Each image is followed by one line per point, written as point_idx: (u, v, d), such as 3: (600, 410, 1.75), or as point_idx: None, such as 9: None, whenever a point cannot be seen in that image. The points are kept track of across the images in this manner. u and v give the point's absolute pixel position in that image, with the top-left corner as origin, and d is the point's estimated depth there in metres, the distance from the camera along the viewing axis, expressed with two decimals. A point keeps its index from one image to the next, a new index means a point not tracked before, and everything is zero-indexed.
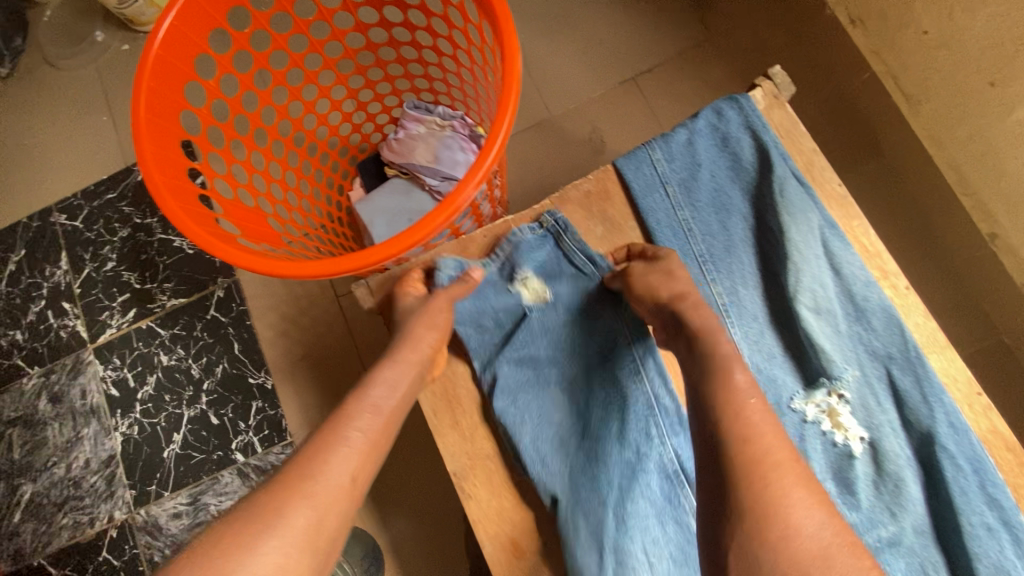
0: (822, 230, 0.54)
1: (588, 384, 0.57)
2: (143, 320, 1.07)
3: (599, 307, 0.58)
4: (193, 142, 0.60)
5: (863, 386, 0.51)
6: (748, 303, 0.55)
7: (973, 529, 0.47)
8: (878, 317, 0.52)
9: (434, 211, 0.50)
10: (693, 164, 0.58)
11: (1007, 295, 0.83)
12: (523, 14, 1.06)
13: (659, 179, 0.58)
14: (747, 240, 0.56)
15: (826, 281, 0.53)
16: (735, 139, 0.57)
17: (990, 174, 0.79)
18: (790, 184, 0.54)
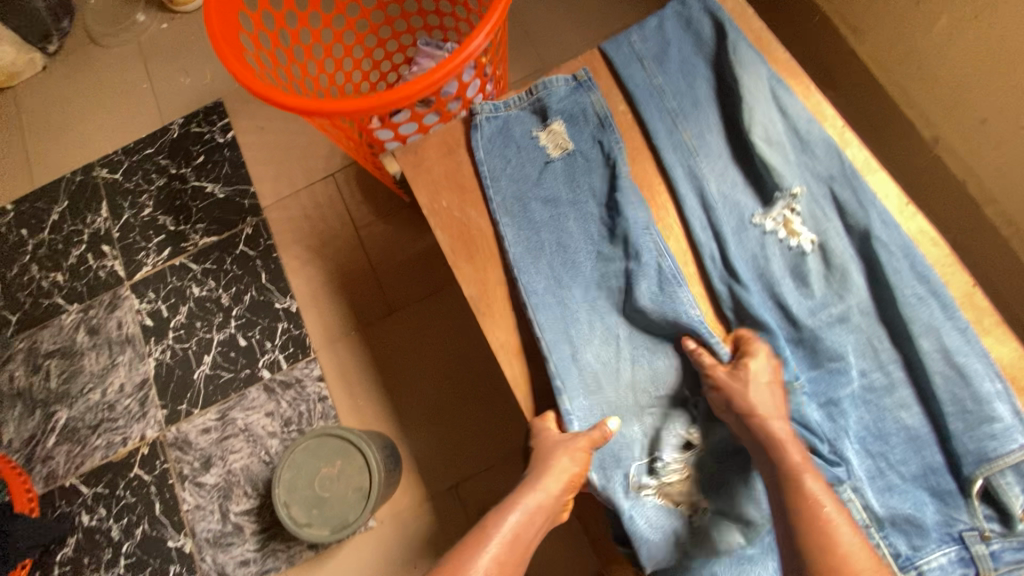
0: (771, 80, 0.65)
1: (584, 221, 0.66)
2: (177, 257, 1.17)
3: (587, 159, 0.68)
4: (247, 37, 0.72)
5: (811, 201, 0.62)
6: (713, 145, 0.66)
7: (907, 299, 0.56)
8: (819, 145, 0.63)
9: (450, 57, 0.62)
10: (663, 42, 0.70)
11: (953, 193, 0.96)
12: None
13: (635, 56, 0.70)
14: (712, 98, 0.67)
15: (775, 119, 0.64)
16: (697, 21, 0.69)
17: (928, 80, 0.93)
18: (741, 46, 0.66)
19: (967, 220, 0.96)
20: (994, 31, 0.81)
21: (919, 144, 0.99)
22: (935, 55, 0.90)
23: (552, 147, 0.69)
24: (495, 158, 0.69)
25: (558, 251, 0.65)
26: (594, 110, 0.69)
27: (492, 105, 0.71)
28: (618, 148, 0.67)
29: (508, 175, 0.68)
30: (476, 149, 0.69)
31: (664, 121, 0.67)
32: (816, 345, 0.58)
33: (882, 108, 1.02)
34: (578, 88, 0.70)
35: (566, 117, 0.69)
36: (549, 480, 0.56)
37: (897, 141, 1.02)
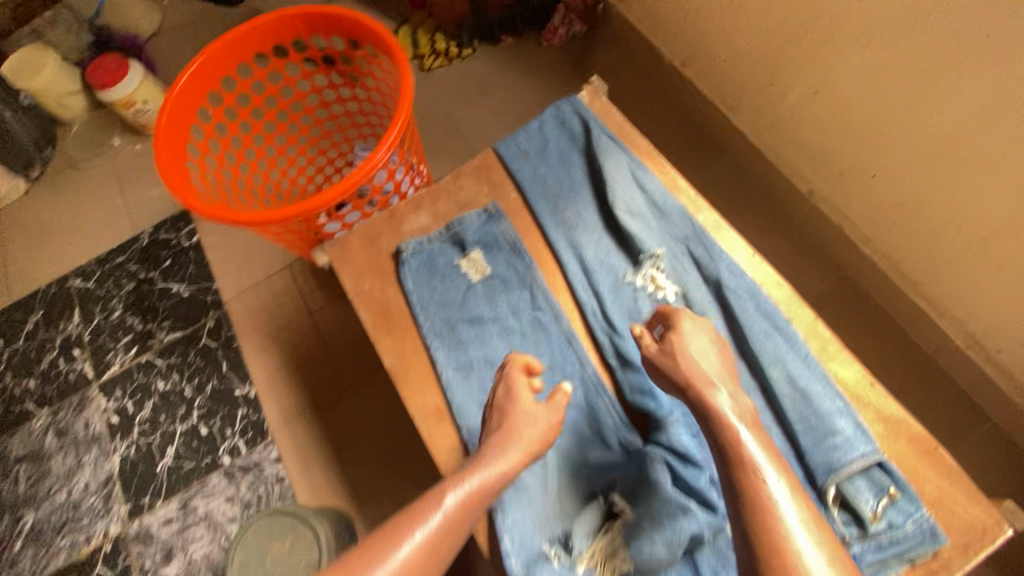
0: (629, 164, 0.78)
1: (493, 300, 0.75)
2: (143, 355, 1.25)
3: (495, 253, 0.77)
4: (194, 160, 0.85)
5: (672, 259, 0.72)
6: (588, 218, 0.77)
7: (755, 334, 0.66)
8: (674, 212, 0.75)
9: (356, 171, 0.75)
10: (544, 139, 0.83)
11: (833, 235, 1.10)
12: (450, 90, 1.42)
13: (521, 151, 0.83)
14: (585, 180, 0.80)
15: (635, 194, 0.76)
16: (569, 120, 0.84)
17: (792, 146, 1.09)
18: (604, 139, 0.80)
19: (851, 257, 1.08)
20: (827, 105, 0.97)
21: (799, 197, 1.13)
22: (792, 124, 1.06)
23: (473, 277, 0.77)
24: (424, 288, 0.77)
25: (470, 338, 0.74)
26: (505, 238, 0.78)
27: (415, 241, 0.79)
28: (530, 272, 0.76)
29: (421, 265, 0.78)
30: (405, 281, 0.77)
31: (547, 202, 0.79)
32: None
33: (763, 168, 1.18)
34: (490, 220, 0.79)
35: (485, 244, 0.78)
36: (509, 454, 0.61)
37: (782, 195, 1.16)
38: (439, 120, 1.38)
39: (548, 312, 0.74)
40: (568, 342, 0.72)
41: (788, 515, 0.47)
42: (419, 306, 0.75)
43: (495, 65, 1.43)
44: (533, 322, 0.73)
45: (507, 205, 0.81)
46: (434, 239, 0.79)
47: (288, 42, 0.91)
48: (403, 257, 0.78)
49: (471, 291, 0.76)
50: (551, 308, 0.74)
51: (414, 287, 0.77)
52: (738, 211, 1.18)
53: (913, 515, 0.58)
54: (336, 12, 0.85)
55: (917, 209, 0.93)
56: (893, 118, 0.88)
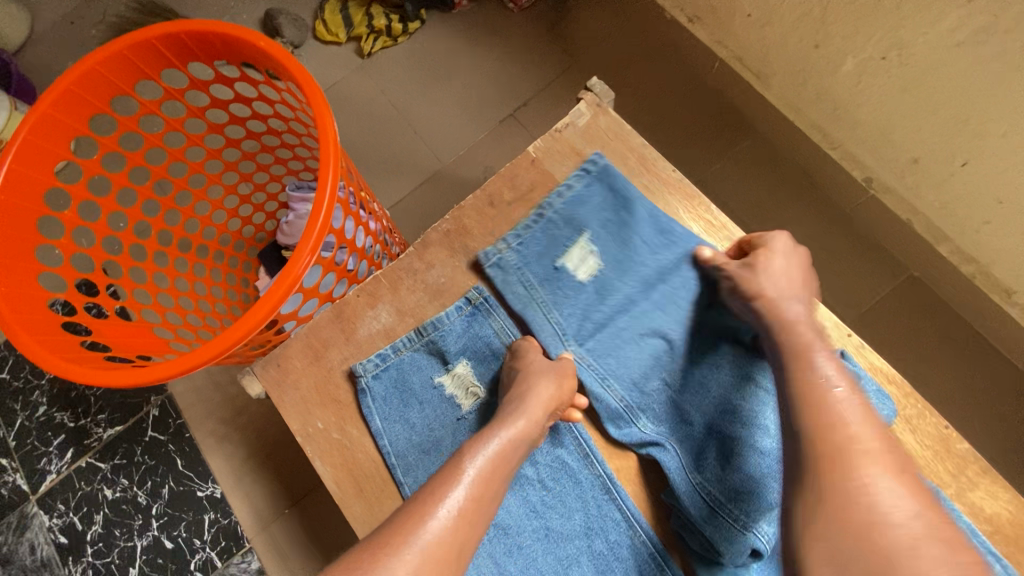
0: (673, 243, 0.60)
1: None
2: (82, 458, 1.03)
3: (488, 364, 0.58)
4: (54, 273, 0.61)
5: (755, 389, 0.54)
6: (639, 341, 0.58)
7: None
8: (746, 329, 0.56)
9: (276, 282, 0.51)
10: (543, 237, 0.60)
11: (895, 229, 0.89)
12: (401, 78, 1.13)
13: (517, 261, 0.60)
14: (621, 276, 0.60)
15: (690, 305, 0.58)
16: (587, 195, 0.61)
17: (846, 125, 0.85)
18: (631, 218, 0.60)
19: (923, 257, 0.88)
20: (902, 77, 0.73)
21: (851, 184, 0.91)
22: (849, 98, 0.82)
23: (461, 400, 0.57)
24: (404, 425, 0.57)
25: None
26: (500, 341, 0.59)
27: (377, 355, 0.58)
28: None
29: (392, 395, 0.57)
30: (371, 419, 0.57)
31: (569, 321, 0.59)
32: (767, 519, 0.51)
33: (804, 148, 0.95)
34: (476, 315, 0.59)
35: (476, 351, 0.58)
36: (545, 390, 0.52)
37: (829, 182, 0.93)
38: (392, 121, 1.11)
39: (574, 449, 0.56)
40: (607, 493, 0.54)
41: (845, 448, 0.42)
42: (400, 458, 0.56)
43: (453, 40, 1.13)
44: (554, 467, 0.56)
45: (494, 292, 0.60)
46: (399, 349, 0.58)
47: (156, 74, 0.64)
48: (361, 384, 0.57)
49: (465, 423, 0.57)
50: (581, 444, 0.56)
51: (386, 428, 0.56)
52: (776, 207, 0.96)
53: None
54: (210, 28, 0.58)
55: None
56: (1006, 99, 0.64)
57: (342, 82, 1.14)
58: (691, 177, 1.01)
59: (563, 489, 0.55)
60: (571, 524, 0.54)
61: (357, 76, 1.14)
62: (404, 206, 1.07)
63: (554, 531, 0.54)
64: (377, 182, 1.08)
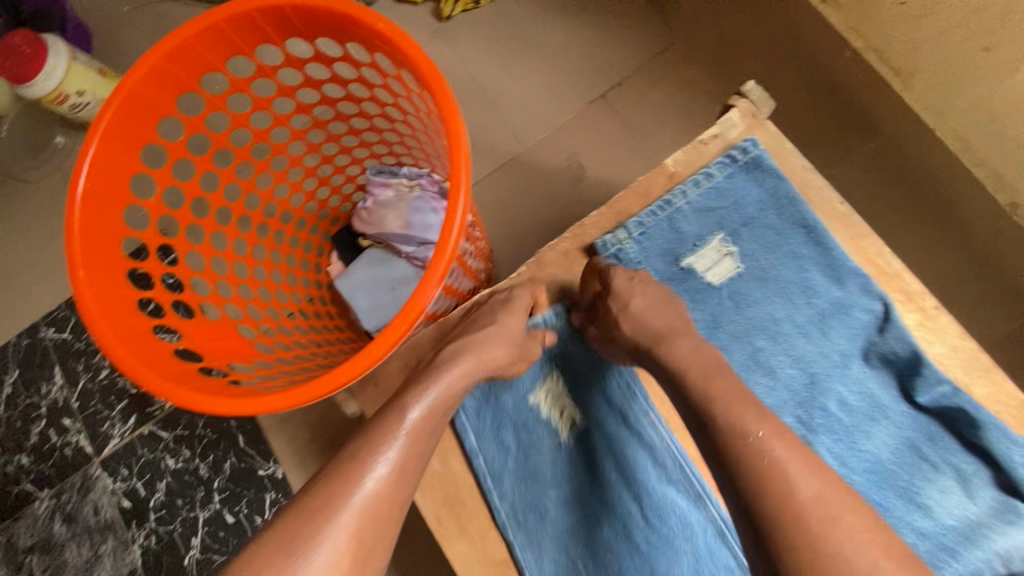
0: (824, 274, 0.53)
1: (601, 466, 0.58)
2: (145, 425, 1.03)
3: (589, 388, 0.60)
4: (141, 267, 0.57)
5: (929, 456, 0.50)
6: (788, 379, 0.51)
7: None
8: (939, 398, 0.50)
9: (396, 314, 0.46)
10: (677, 235, 0.55)
11: None
12: (482, 47, 1.03)
13: (640, 253, 0.55)
14: (770, 296, 0.53)
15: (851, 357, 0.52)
16: (729, 188, 0.54)
17: (999, 143, 0.74)
18: (794, 236, 0.53)
19: None
20: None
21: (989, 206, 0.81)
22: (1010, 112, 0.70)
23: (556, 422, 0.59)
24: (499, 447, 0.58)
25: (573, 529, 0.57)
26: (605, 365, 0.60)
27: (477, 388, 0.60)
28: (650, 425, 0.58)
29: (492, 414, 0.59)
30: (469, 438, 0.58)
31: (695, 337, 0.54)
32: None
33: (938, 162, 0.84)
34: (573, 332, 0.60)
35: (575, 374, 0.60)
36: (459, 371, 0.53)
37: (962, 202, 0.84)
38: (470, 95, 1.02)
39: (688, 490, 0.57)
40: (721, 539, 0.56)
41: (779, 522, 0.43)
42: (498, 480, 0.57)
43: (541, 8, 1.03)
44: (664, 508, 0.56)
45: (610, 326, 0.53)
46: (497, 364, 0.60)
47: (250, 50, 0.57)
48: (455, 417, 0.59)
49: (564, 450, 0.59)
50: (694, 486, 0.57)
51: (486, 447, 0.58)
52: (893, 226, 0.87)
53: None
54: (323, 4, 0.51)
55: None
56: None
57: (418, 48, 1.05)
58: None
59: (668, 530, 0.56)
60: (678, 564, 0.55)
61: (434, 43, 1.04)
62: (480, 191, 0.99)
63: (660, 571, 0.55)
64: None
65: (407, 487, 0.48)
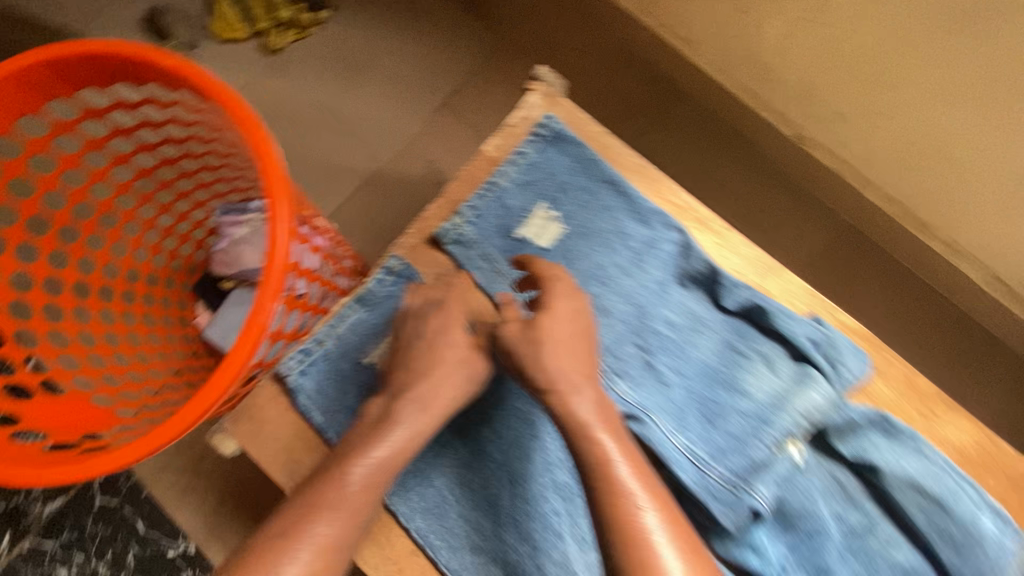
0: (629, 219, 0.56)
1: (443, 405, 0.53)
2: (23, 540, 0.92)
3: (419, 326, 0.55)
4: None
5: (734, 348, 0.53)
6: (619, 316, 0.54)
7: (836, 424, 0.51)
8: (739, 293, 0.53)
9: (239, 338, 0.46)
10: (506, 211, 0.56)
11: (825, 182, 0.94)
12: (318, 74, 1.04)
13: (477, 235, 0.56)
14: (592, 247, 0.56)
15: (660, 279, 0.55)
16: (544, 162, 0.57)
17: (775, 85, 0.87)
18: (602, 190, 0.57)
19: (853, 204, 0.93)
20: (827, 36, 0.75)
21: (781, 141, 0.94)
22: (773, 58, 0.83)
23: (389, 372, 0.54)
24: (333, 414, 0.54)
25: (425, 475, 0.52)
26: None
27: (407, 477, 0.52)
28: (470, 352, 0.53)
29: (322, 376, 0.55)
30: (311, 415, 0.54)
31: (536, 303, 0.54)
32: (761, 479, 0.49)
33: (736, 111, 0.97)
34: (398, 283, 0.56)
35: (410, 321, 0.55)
36: (414, 422, 0.48)
37: (762, 141, 0.97)
38: (315, 121, 1.03)
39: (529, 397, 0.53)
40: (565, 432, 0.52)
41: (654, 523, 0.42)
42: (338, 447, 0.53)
43: (369, 28, 1.06)
44: (506, 420, 0.53)
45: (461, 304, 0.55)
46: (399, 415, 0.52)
47: (39, 110, 0.55)
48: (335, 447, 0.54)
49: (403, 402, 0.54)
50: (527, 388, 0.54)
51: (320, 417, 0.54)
52: (715, 171, 1.00)
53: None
54: (102, 50, 0.50)
55: (940, 152, 0.76)
56: (931, 39, 0.66)
57: (252, 84, 1.04)
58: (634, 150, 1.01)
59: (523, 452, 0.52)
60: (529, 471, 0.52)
61: (269, 76, 1.04)
62: (345, 213, 1.00)
63: (522, 491, 0.52)
64: (311, 191, 1.00)
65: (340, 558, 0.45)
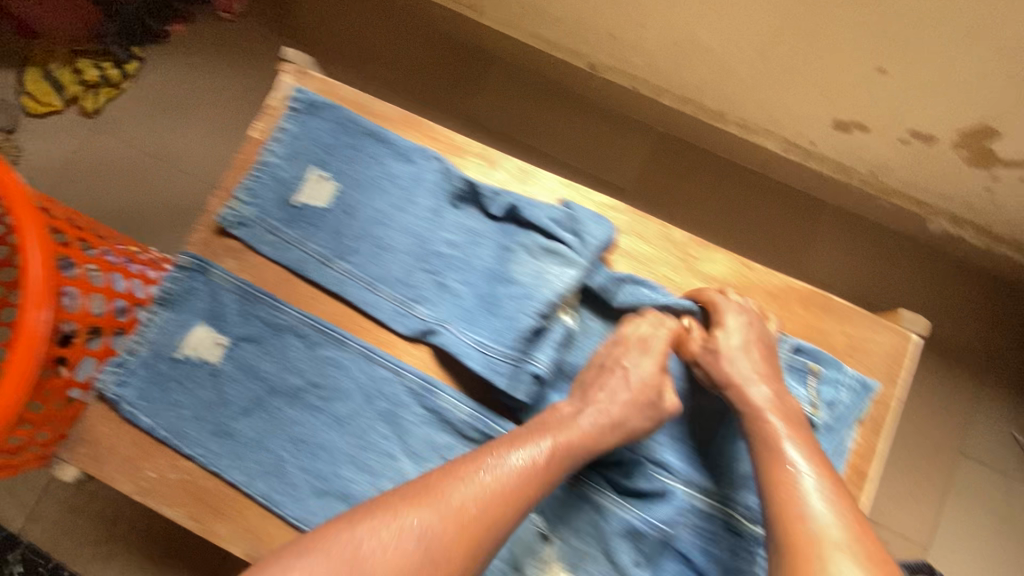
0: (393, 160, 0.60)
1: (258, 371, 0.56)
2: None
3: (221, 308, 0.58)
4: None
5: (502, 245, 0.58)
6: (401, 248, 0.58)
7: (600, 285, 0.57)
8: (493, 198, 0.58)
9: (15, 352, 0.48)
10: (283, 184, 0.60)
11: (630, 99, 1.02)
12: (142, 123, 1.06)
13: (257, 212, 0.60)
14: (366, 195, 0.60)
15: (430, 205, 0.59)
16: (305, 133, 0.62)
17: (552, 24, 0.95)
18: (365, 142, 0.61)
19: (658, 114, 1.02)
20: None
21: (581, 73, 1.02)
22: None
23: (200, 357, 0.57)
24: (163, 412, 0.56)
25: (255, 442, 0.55)
26: (224, 286, 0.58)
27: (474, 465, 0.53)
28: (279, 311, 0.57)
29: (141, 380, 0.57)
30: (139, 419, 0.56)
31: (325, 256, 0.59)
32: (540, 348, 0.53)
33: (536, 57, 1.04)
34: (194, 277, 0.58)
35: (212, 306, 0.58)
36: (589, 413, 0.51)
37: (568, 79, 1.05)
38: (150, 167, 1.05)
39: (334, 341, 0.57)
40: (371, 361, 0.56)
41: (796, 454, 0.47)
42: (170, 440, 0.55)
43: (180, 68, 1.08)
44: (318, 366, 0.56)
45: (260, 279, 0.59)
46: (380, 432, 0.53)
47: None
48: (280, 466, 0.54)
49: (222, 382, 0.56)
50: (329, 333, 0.57)
51: (148, 419, 0.56)
52: (538, 117, 1.07)
53: (855, 420, 0.55)
54: None
55: (692, 42, 0.83)
56: None
57: (78, 148, 1.05)
58: (460, 117, 1.07)
59: (340, 391, 0.56)
60: (351, 407, 0.56)
61: (94, 137, 1.06)
62: None
63: (350, 427, 0.55)
64: (161, 233, 1.01)
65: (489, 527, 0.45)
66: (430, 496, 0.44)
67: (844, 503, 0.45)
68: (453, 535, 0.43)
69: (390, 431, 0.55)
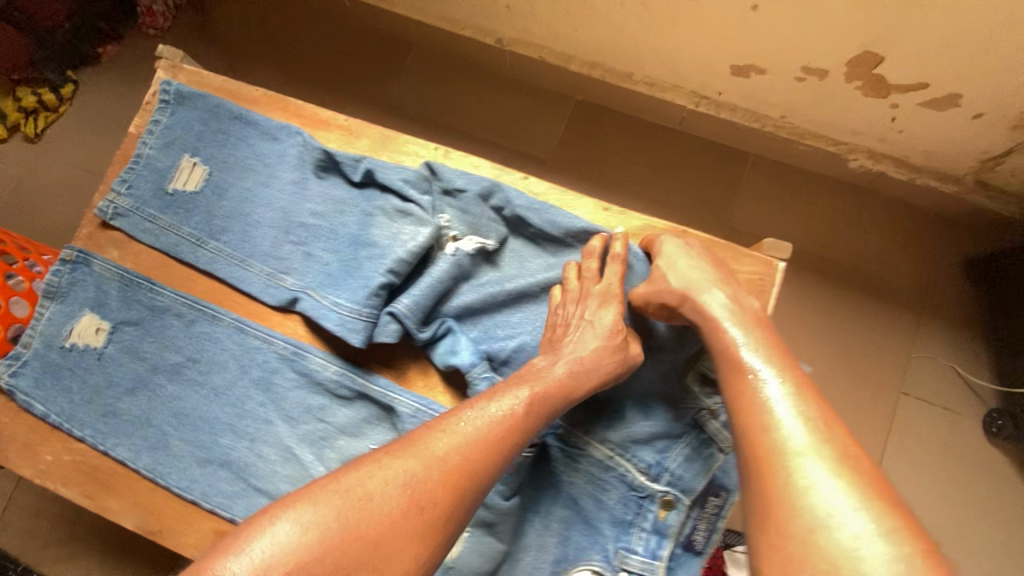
0: (258, 139, 0.63)
1: (141, 352, 0.59)
2: None
3: (103, 296, 0.60)
4: None
5: (362, 209, 0.60)
6: (267, 222, 0.60)
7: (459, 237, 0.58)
8: (350, 165, 0.60)
9: None
10: (156, 172, 0.63)
11: (543, 70, 1.03)
12: (83, 143, 1.11)
13: (133, 202, 0.62)
14: (234, 176, 0.62)
15: (293, 179, 0.61)
16: (176, 123, 0.64)
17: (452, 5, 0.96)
18: (232, 125, 0.63)
19: (573, 81, 1.02)
20: None
21: (492, 50, 1.03)
22: None
23: (86, 343, 0.60)
24: (55, 397, 0.59)
25: (141, 419, 0.58)
26: (105, 275, 0.61)
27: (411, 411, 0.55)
28: (156, 294, 0.60)
29: (34, 371, 0.59)
30: (33, 406, 0.58)
31: (198, 237, 0.61)
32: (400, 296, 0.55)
33: (448, 40, 1.05)
34: (77, 269, 0.61)
35: (96, 294, 0.60)
36: (572, 355, 0.51)
37: (482, 57, 1.06)
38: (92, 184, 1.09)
39: (209, 317, 0.59)
40: (243, 333, 0.58)
41: (753, 360, 0.47)
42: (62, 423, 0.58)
43: (114, 88, 1.13)
44: (196, 342, 0.59)
45: (142, 265, 0.61)
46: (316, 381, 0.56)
47: None
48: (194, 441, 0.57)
49: (108, 364, 0.59)
50: (202, 309, 0.59)
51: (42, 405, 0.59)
52: (459, 98, 1.08)
53: None
54: None
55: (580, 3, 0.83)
56: None
57: (25, 173, 1.10)
58: (383, 106, 1.09)
59: (216, 363, 0.58)
60: (229, 378, 0.58)
61: (39, 161, 1.11)
62: None
63: (227, 396, 0.57)
64: None
65: (486, 466, 0.44)
66: (419, 447, 0.44)
67: (808, 400, 0.45)
68: (448, 475, 0.42)
69: (266, 397, 0.57)
